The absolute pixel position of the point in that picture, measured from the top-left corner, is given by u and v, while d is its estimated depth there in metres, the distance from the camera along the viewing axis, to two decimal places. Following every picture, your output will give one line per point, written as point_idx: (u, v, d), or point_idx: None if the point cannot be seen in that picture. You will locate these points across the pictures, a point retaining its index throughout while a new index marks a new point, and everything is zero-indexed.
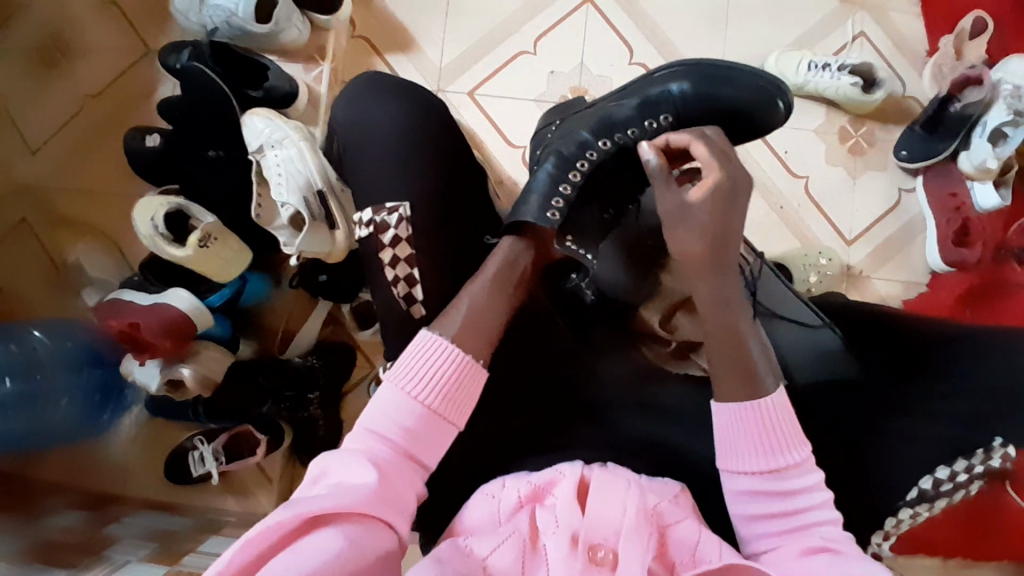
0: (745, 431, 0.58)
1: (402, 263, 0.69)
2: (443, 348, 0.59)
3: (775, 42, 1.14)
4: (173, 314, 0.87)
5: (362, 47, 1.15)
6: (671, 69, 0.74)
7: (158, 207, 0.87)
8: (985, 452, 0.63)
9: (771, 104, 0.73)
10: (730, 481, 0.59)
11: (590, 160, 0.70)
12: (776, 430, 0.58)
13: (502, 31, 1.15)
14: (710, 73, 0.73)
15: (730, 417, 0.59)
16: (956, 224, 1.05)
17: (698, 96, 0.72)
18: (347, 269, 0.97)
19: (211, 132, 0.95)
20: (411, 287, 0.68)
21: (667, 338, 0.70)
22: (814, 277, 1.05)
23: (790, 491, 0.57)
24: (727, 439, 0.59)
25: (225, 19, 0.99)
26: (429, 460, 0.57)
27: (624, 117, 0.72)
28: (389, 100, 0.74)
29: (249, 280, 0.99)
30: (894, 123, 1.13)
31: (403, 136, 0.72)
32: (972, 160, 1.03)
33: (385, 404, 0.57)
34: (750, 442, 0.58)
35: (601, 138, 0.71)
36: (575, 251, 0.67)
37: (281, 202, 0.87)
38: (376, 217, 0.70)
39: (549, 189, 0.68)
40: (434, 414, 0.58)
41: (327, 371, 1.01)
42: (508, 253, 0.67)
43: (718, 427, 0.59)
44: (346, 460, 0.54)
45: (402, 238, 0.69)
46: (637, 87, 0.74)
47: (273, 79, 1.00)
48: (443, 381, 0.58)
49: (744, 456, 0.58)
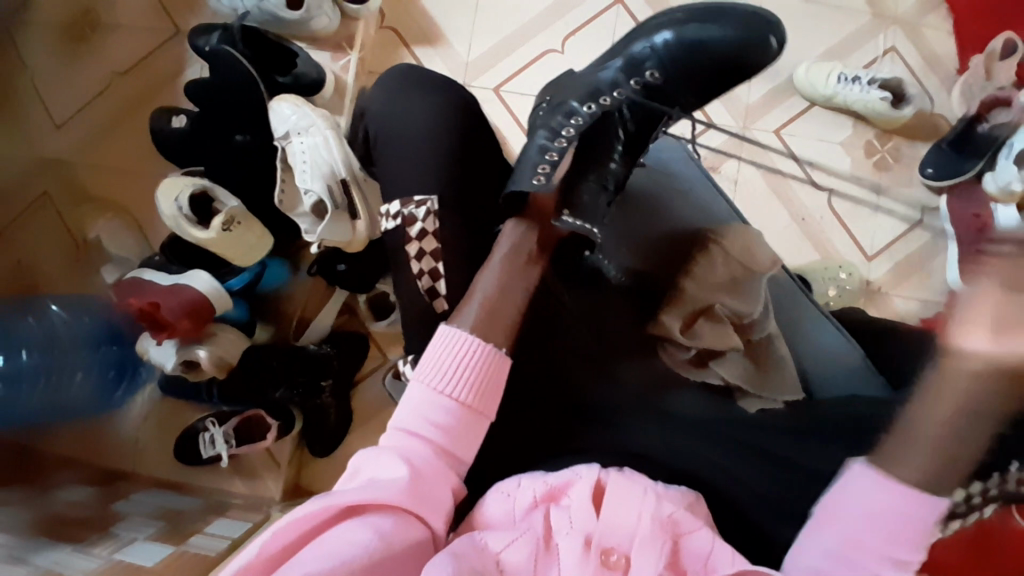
0: (873, 503, 0.55)
1: (427, 256, 0.69)
2: (467, 342, 0.60)
3: (805, 52, 1.13)
4: (194, 295, 0.88)
5: (390, 39, 1.15)
6: (653, 27, 0.81)
7: (183, 188, 0.88)
8: (1001, 476, 0.62)
9: (759, 40, 0.77)
10: (824, 541, 0.56)
11: (575, 125, 0.77)
12: (900, 525, 0.54)
13: (531, 29, 1.15)
14: (690, 16, 0.79)
15: (870, 489, 0.56)
16: (979, 244, 1.02)
17: (681, 44, 0.78)
18: (365, 261, 0.97)
19: (238, 116, 0.95)
20: (435, 281, 0.68)
21: (686, 345, 0.71)
22: (833, 290, 1.06)
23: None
24: (850, 505, 0.56)
25: (256, 4, 1.00)
26: (463, 455, 0.58)
27: (607, 80, 0.80)
28: (421, 95, 0.75)
29: (269, 267, 1.00)
30: (921, 139, 1.11)
31: (430, 130, 0.73)
32: (997, 181, 1.02)
33: (415, 402, 0.58)
34: (872, 522, 0.55)
35: (588, 102, 0.78)
36: (575, 224, 0.71)
37: (306, 189, 0.88)
38: (404, 210, 0.70)
39: (537, 155, 0.74)
40: (464, 408, 0.58)
41: (341, 360, 1.01)
42: (513, 238, 0.70)
43: (847, 489, 0.57)
44: (379, 457, 0.55)
45: (427, 232, 0.69)
46: (622, 49, 0.82)
47: (301, 66, 1.00)
48: (472, 376, 0.59)
49: (856, 526, 0.55)
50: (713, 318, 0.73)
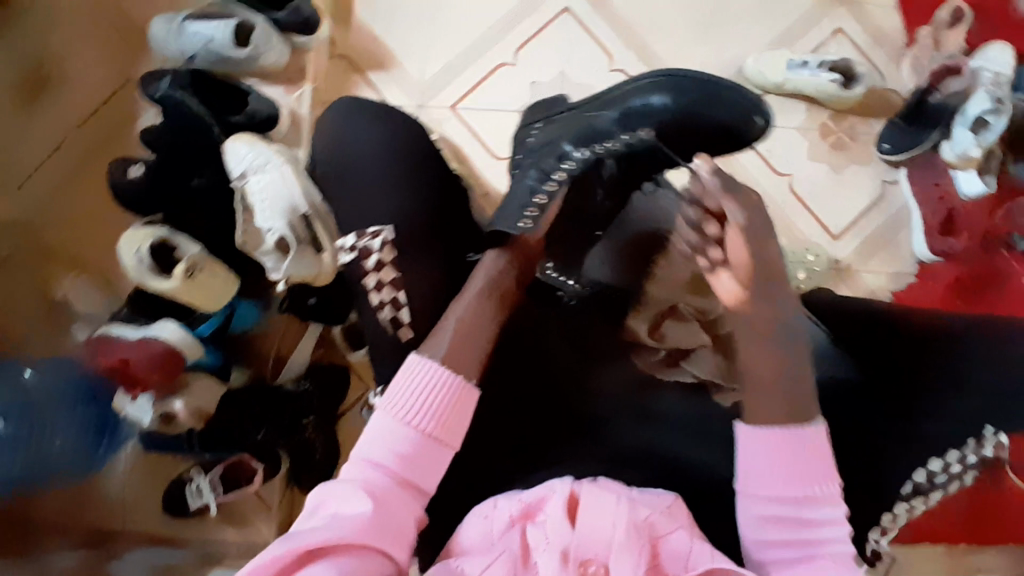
0: (779, 454, 0.58)
1: (387, 286, 0.70)
2: (431, 370, 0.60)
3: (755, 41, 1.14)
4: (163, 347, 0.87)
5: (342, 69, 1.13)
6: (650, 84, 0.76)
7: (143, 239, 0.87)
8: (977, 442, 0.67)
9: (746, 118, 0.73)
10: (755, 507, 0.59)
11: (566, 169, 0.74)
12: (801, 457, 0.58)
13: (483, 44, 1.15)
14: (690, 87, 0.74)
15: (762, 439, 0.59)
16: (941, 215, 1.07)
17: (678, 110, 0.74)
18: (337, 291, 0.96)
19: (198, 162, 0.94)
20: (398, 311, 0.70)
21: (657, 347, 0.75)
22: (802, 273, 1.05)
23: (809, 520, 0.58)
24: (752, 465, 0.59)
25: (203, 45, 0.99)
26: (427, 485, 0.59)
27: (602, 128, 0.75)
28: (373, 126, 0.78)
29: (239, 308, 0.97)
30: (876, 116, 1.13)
31: (384, 172, 0.75)
32: (954, 149, 1.05)
33: (381, 432, 0.58)
34: (778, 469, 0.58)
35: (580, 147, 0.75)
36: (556, 278, 0.74)
37: (268, 228, 0.87)
38: (359, 242, 0.72)
39: (524, 201, 0.72)
40: (427, 437, 0.59)
41: (321, 395, 0.99)
42: (491, 271, 0.69)
43: (745, 450, 0.60)
44: (342, 492, 0.55)
45: (385, 262, 0.71)
46: (616, 99, 0.77)
47: (254, 103, 0.99)
48: (436, 406, 0.59)
49: (772, 483, 0.58)
50: (680, 319, 0.76)
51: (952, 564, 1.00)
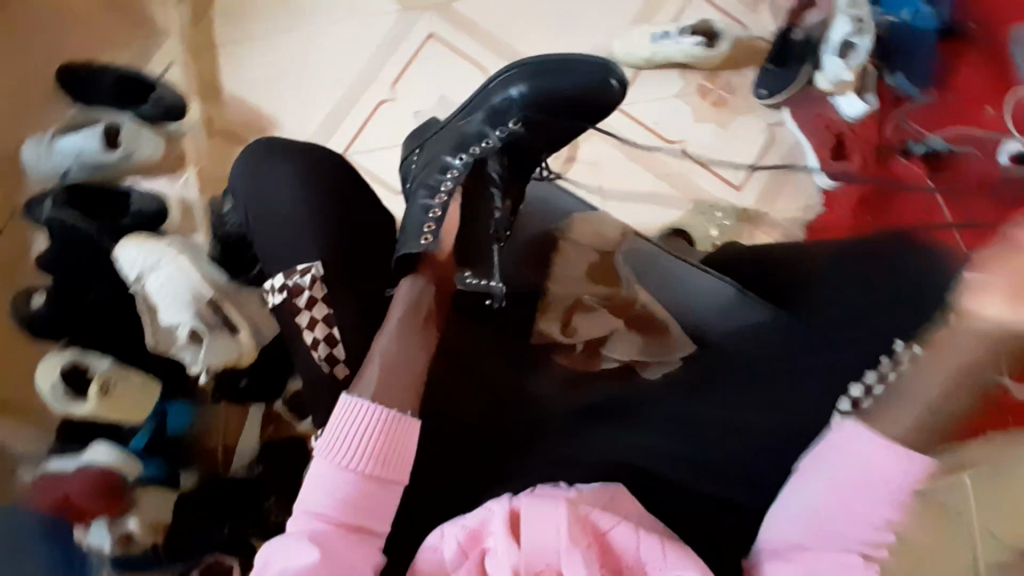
0: (871, 456, 0.58)
1: (320, 324, 0.69)
2: (365, 411, 0.60)
3: (617, 22, 1.17)
4: (99, 470, 0.85)
5: (225, 145, 1.12)
6: (506, 78, 0.83)
7: (53, 368, 0.85)
8: (892, 359, 0.66)
9: (599, 81, 0.81)
10: (808, 499, 0.60)
11: (451, 178, 0.79)
12: (892, 484, 0.58)
13: (358, 87, 1.16)
14: (538, 71, 0.82)
15: (868, 447, 0.58)
16: (829, 142, 1.11)
17: (536, 94, 0.81)
18: (265, 367, 0.97)
19: (91, 278, 0.92)
20: (333, 347, 0.69)
21: (571, 343, 0.75)
22: (714, 230, 1.07)
23: (852, 533, 0.58)
24: (842, 461, 0.59)
25: (76, 157, 0.98)
26: (377, 526, 0.58)
27: (474, 131, 0.81)
28: (280, 169, 0.75)
29: (169, 411, 0.96)
30: (747, 66, 1.17)
31: (295, 205, 0.73)
32: (828, 77, 1.08)
33: (322, 481, 0.58)
34: (850, 483, 0.58)
35: (458, 154, 0.81)
36: (479, 284, 0.72)
37: (174, 323, 0.86)
38: (289, 281, 0.69)
39: (418, 223, 0.75)
40: (368, 477, 0.58)
41: (276, 475, 0.96)
42: (409, 297, 0.70)
43: (846, 442, 0.59)
44: (288, 544, 0.55)
45: (317, 299, 0.69)
46: (481, 101, 0.84)
47: (138, 203, 0.99)
48: (373, 446, 0.59)
49: (839, 484, 0.59)
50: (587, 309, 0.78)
51: None
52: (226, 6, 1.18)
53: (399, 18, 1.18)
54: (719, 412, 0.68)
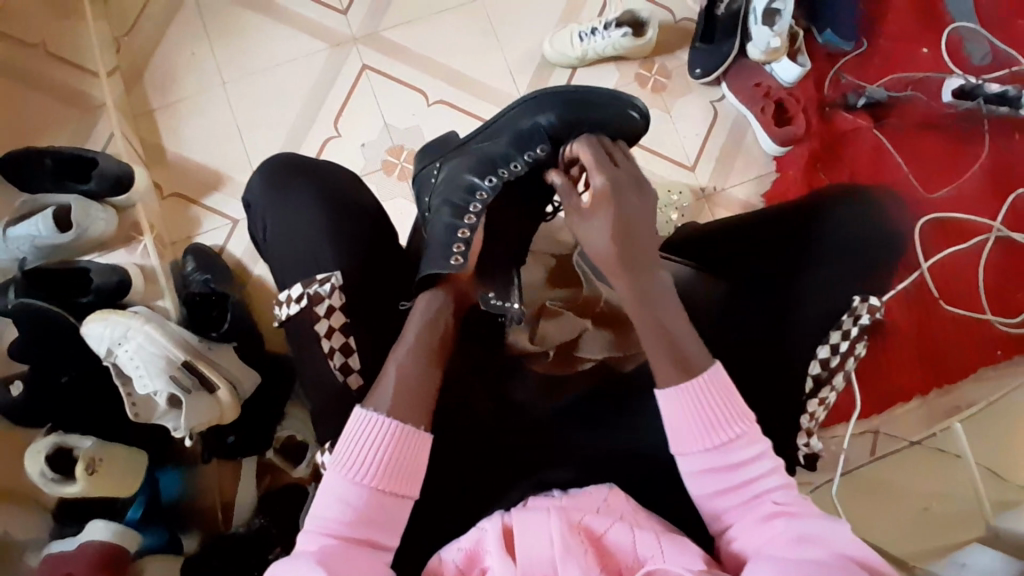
0: (695, 412, 0.59)
1: (337, 333, 0.72)
2: (379, 424, 0.60)
3: (544, 27, 1.19)
4: (99, 547, 0.83)
5: (179, 204, 1.15)
6: (534, 105, 0.79)
7: (36, 454, 0.84)
8: (852, 314, 0.71)
9: (624, 116, 0.78)
10: (685, 465, 0.60)
11: (480, 202, 0.76)
12: (718, 405, 0.60)
13: (303, 128, 1.17)
14: (569, 99, 0.78)
15: (679, 399, 0.60)
16: (771, 109, 1.13)
17: (566, 123, 0.77)
18: (251, 420, 0.99)
19: (60, 358, 0.91)
20: (348, 357, 0.72)
21: (541, 350, 0.77)
22: (675, 214, 1.09)
23: (735, 463, 0.59)
24: (677, 426, 0.60)
25: (30, 243, 0.98)
26: (386, 540, 0.59)
27: (500, 153, 0.78)
28: (298, 188, 0.80)
29: (162, 479, 0.98)
30: (677, 49, 1.19)
31: (324, 227, 0.77)
32: (758, 46, 1.12)
33: (335, 491, 0.59)
34: (699, 430, 0.59)
35: (487, 175, 0.77)
36: (500, 305, 0.72)
37: (151, 392, 0.85)
38: (308, 290, 0.73)
39: (449, 243, 0.73)
40: (376, 491, 0.59)
41: (279, 524, 0.96)
42: (428, 311, 0.69)
43: (668, 414, 0.60)
44: (296, 566, 0.55)
45: (336, 307, 0.73)
46: (507, 123, 0.79)
47: (98, 278, 0.97)
48: (379, 460, 0.59)
49: (694, 439, 0.59)
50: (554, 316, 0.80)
51: (931, 409, 1.09)
52: (157, 72, 1.19)
53: (329, 55, 1.19)
54: None
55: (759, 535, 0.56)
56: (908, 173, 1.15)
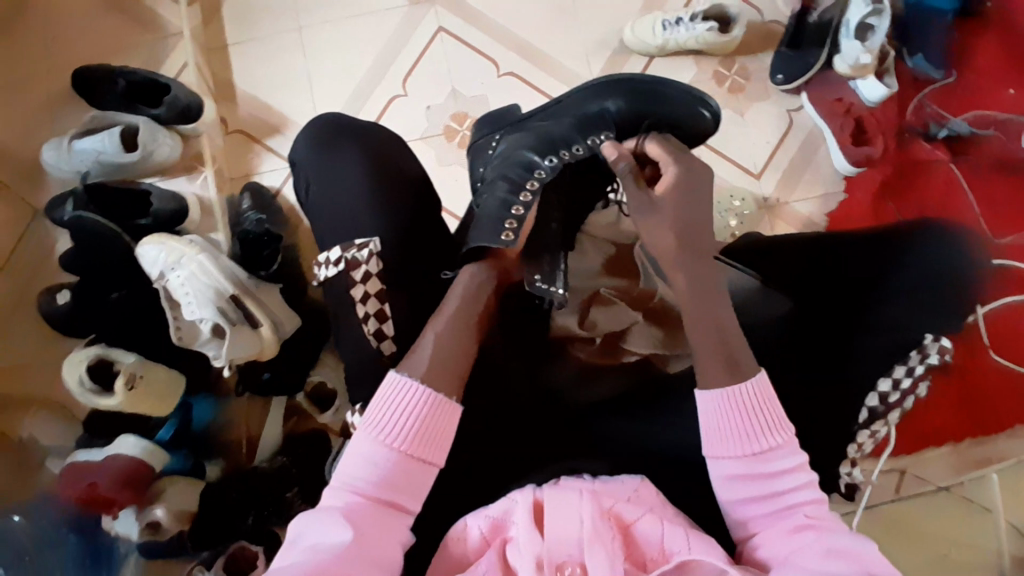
0: (729, 415, 0.59)
1: (372, 298, 0.70)
2: (410, 388, 0.60)
3: (626, 12, 1.16)
4: (127, 462, 0.88)
5: (241, 140, 1.14)
6: (601, 90, 0.80)
7: (79, 363, 0.87)
8: (920, 352, 0.69)
9: (695, 112, 0.79)
10: (716, 467, 0.59)
11: (537, 180, 0.74)
12: (757, 412, 0.59)
13: (370, 82, 1.16)
14: (638, 90, 0.79)
15: (718, 401, 0.60)
16: (850, 126, 1.09)
17: (632, 112, 0.79)
18: (288, 363, 0.99)
19: (114, 275, 0.95)
20: (382, 323, 0.70)
21: (589, 336, 0.75)
22: (734, 221, 1.07)
23: (770, 472, 0.58)
24: (711, 426, 0.60)
25: (94, 158, 1.01)
26: (411, 505, 0.58)
27: (564, 133, 0.76)
28: (347, 152, 0.79)
29: (196, 405, 1.00)
30: (762, 51, 1.15)
31: (369, 187, 0.76)
32: (846, 60, 1.08)
33: (360, 456, 0.58)
34: (733, 433, 0.59)
35: (547, 155, 0.75)
36: (547, 290, 0.68)
37: (198, 319, 0.87)
38: (346, 254, 0.72)
39: (498, 216, 0.70)
40: (406, 456, 0.58)
41: (300, 466, 0.98)
42: (471, 286, 0.68)
43: (703, 414, 0.60)
44: (322, 519, 0.55)
45: (372, 273, 0.71)
46: (572, 107, 0.80)
47: (157, 203, 0.99)
48: (412, 425, 0.59)
49: (728, 441, 0.59)
50: (604, 303, 0.77)
51: (959, 458, 1.03)
52: (236, 7, 1.19)
53: (406, 13, 1.18)
54: None
55: (786, 544, 0.54)
56: (977, 214, 1.07)
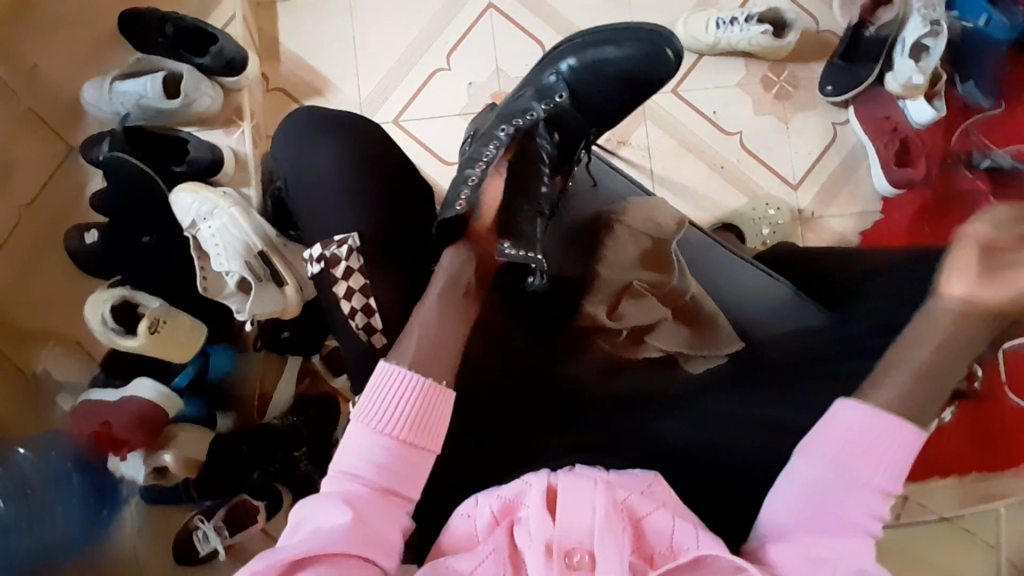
0: (864, 424, 0.56)
1: (356, 294, 0.68)
2: (403, 378, 0.59)
3: (680, 6, 1.14)
4: (142, 405, 0.88)
5: (279, 99, 1.14)
6: (554, 57, 0.82)
7: (104, 302, 0.87)
8: (951, 375, 0.68)
9: (652, 52, 0.78)
10: (813, 477, 0.56)
11: (492, 150, 0.76)
12: (886, 450, 0.56)
13: (415, 53, 1.15)
14: (585, 44, 0.80)
15: (865, 421, 0.56)
16: (895, 146, 1.07)
17: (583, 68, 0.79)
18: (305, 325, 0.99)
19: (146, 218, 0.95)
20: (370, 317, 0.67)
21: (617, 328, 0.69)
22: (766, 229, 1.07)
23: (860, 510, 0.55)
24: (838, 440, 0.56)
25: (136, 101, 1.01)
26: (409, 493, 0.57)
27: (519, 106, 0.79)
28: (319, 140, 0.76)
29: (213, 353, 0.99)
30: (813, 61, 1.14)
31: (341, 167, 0.74)
32: (898, 79, 1.05)
33: (356, 445, 0.57)
34: (856, 458, 0.55)
35: (502, 126, 0.78)
36: (520, 255, 0.67)
37: (225, 271, 0.87)
38: (326, 252, 0.69)
39: (455, 189, 0.74)
40: (406, 445, 0.57)
41: (310, 427, 0.99)
42: (450, 270, 0.68)
43: (842, 423, 0.57)
44: (322, 507, 0.54)
45: (353, 270, 0.68)
46: (532, 79, 0.82)
47: (194, 151, 0.99)
48: (410, 413, 0.58)
49: (845, 463, 0.55)
50: (636, 296, 0.70)
51: (964, 492, 0.99)
52: None
53: None
54: (767, 397, 0.66)
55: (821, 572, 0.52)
56: None
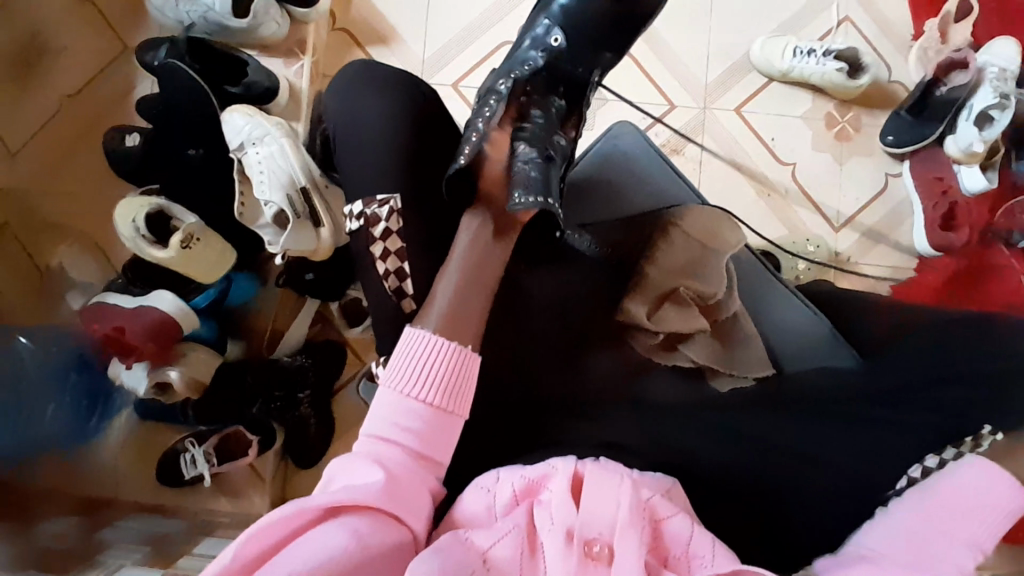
0: (976, 490, 0.57)
1: (392, 256, 0.66)
2: (436, 344, 0.58)
3: (758, 29, 1.14)
4: (160, 317, 0.87)
5: (343, 40, 1.13)
6: (539, 11, 0.80)
7: (138, 208, 0.86)
8: None
9: None
10: (904, 513, 0.58)
11: (492, 105, 0.74)
12: (989, 514, 0.56)
13: (487, 21, 1.13)
14: None
15: (979, 476, 0.58)
16: (943, 209, 1.06)
17: (574, 7, 0.77)
18: (334, 270, 0.98)
19: (191, 131, 0.94)
20: (402, 281, 0.66)
21: (655, 330, 0.69)
22: (801, 264, 1.08)
23: (944, 551, 0.55)
24: (950, 485, 0.58)
25: (202, 14, 0.99)
26: (437, 458, 0.56)
27: (518, 58, 0.78)
28: (376, 90, 0.71)
29: (236, 282, 0.98)
30: (879, 109, 1.14)
31: (394, 126, 0.69)
32: (959, 143, 1.04)
33: (387, 406, 0.56)
34: (957, 511, 0.57)
35: (502, 80, 0.76)
36: (534, 201, 0.66)
37: (265, 201, 0.86)
38: (366, 210, 0.67)
39: (466, 132, 0.71)
40: (436, 410, 0.57)
41: (317, 371, 1.01)
42: (474, 233, 0.66)
43: (956, 477, 0.58)
44: (352, 463, 0.54)
45: (392, 231, 0.66)
46: (522, 34, 0.81)
47: (252, 75, 0.98)
48: (441, 376, 0.57)
49: (943, 504, 0.57)
50: (680, 302, 0.70)
51: None
52: None
53: None
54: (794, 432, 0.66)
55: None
56: None
